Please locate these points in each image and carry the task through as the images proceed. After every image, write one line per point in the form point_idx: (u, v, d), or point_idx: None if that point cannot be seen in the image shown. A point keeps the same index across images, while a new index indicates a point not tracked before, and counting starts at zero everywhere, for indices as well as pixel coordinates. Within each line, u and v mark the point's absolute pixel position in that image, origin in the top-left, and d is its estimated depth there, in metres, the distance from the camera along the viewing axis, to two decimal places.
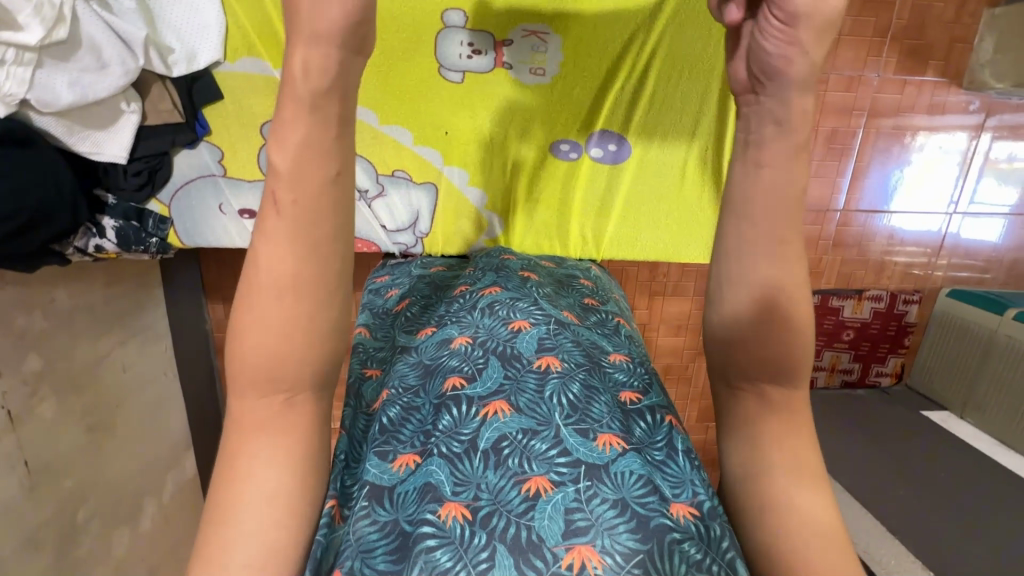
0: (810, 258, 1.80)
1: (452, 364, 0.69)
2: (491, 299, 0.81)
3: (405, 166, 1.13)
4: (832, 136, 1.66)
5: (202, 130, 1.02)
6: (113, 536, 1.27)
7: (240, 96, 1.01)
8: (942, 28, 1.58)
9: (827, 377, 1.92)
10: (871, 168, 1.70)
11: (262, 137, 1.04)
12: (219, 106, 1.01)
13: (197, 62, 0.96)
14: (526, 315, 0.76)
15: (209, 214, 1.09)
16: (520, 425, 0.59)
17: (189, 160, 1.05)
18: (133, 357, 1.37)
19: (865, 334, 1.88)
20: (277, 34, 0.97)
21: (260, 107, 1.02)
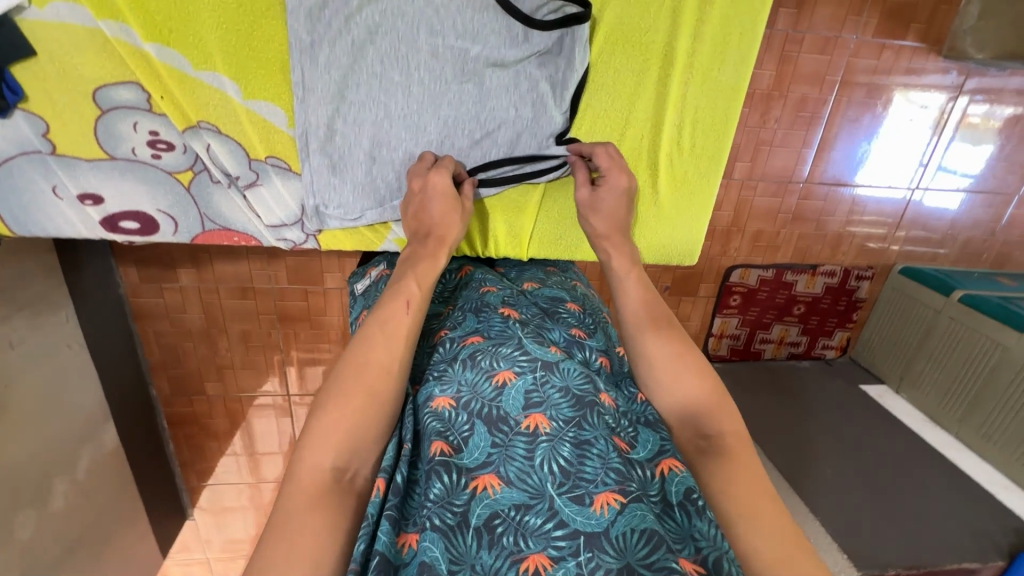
0: (767, 231, 1.74)
1: (435, 429, 0.70)
2: (470, 348, 0.79)
3: (280, 152, 0.93)
4: (801, 103, 1.55)
5: (13, 96, 0.83)
6: (16, 520, 1.20)
7: (58, 50, 0.82)
8: None
9: (774, 349, 1.92)
10: (839, 140, 1.62)
11: (95, 105, 0.87)
12: (34, 64, 0.82)
13: None
14: (508, 365, 0.75)
15: (43, 199, 0.93)
16: (512, 500, 0.63)
17: (2, 132, 0.86)
18: (24, 333, 1.24)
19: (815, 309, 1.87)
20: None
21: (89, 67, 0.84)
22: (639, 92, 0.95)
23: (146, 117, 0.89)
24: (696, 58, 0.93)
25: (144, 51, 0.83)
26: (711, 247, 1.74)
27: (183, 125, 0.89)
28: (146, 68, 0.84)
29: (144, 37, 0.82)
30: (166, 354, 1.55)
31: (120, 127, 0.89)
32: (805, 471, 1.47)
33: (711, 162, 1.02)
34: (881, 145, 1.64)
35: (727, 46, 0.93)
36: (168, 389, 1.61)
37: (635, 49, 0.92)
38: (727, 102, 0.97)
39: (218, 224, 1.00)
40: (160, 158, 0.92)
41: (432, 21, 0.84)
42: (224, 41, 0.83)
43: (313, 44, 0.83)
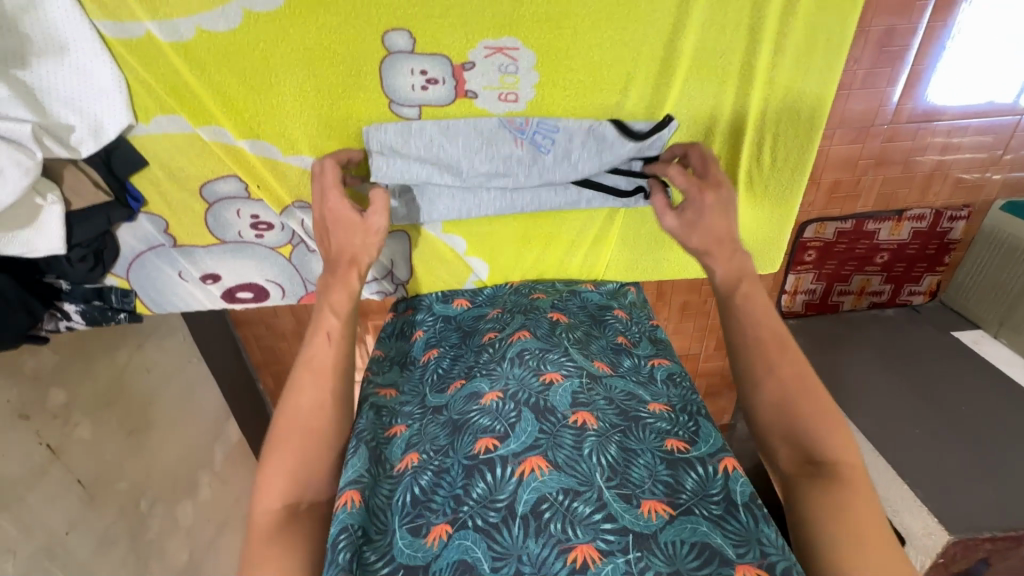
0: (846, 181, 1.62)
1: (481, 422, 0.75)
2: (520, 346, 0.85)
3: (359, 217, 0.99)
4: (885, 38, 1.38)
5: (137, 203, 0.95)
6: (177, 512, 1.40)
7: (164, 158, 0.91)
8: None
9: (853, 299, 1.85)
10: (928, 72, 1.44)
11: (203, 198, 0.96)
12: (146, 172, 0.92)
13: (105, 132, 0.84)
14: (555, 367, 0.80)
15: (173, 282, 1.08)
16: (560, 485, 0.66)
17: (133, 232, 1.00)
18: (154, 358, 1.39)
19: (901, 256, 1.76)
20: (188, 88, 0.83)
21: (192, 168, 0.92)
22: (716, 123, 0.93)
23: (246, 204, 0.98)
24: (778, 75, 0.88)
25: (237, 147, 0.90)
26: None
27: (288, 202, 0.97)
28: (238, 162, 0.91)
29: (237, 135, 0.88)
30: (267, 355, 1.65)
31: (226, 215, 0.99)
32: (898, 433, 1.44)
33: (793, 176, 0.99)
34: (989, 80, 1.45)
35: (814, 56, 0.86)
36: (273, 385, 1.74)
37: (715, 79, 0.88)
38: (812, 115, 0.92)
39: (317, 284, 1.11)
40: (264, 236, 1.03)
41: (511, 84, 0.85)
42: (307, 129, 0.88)
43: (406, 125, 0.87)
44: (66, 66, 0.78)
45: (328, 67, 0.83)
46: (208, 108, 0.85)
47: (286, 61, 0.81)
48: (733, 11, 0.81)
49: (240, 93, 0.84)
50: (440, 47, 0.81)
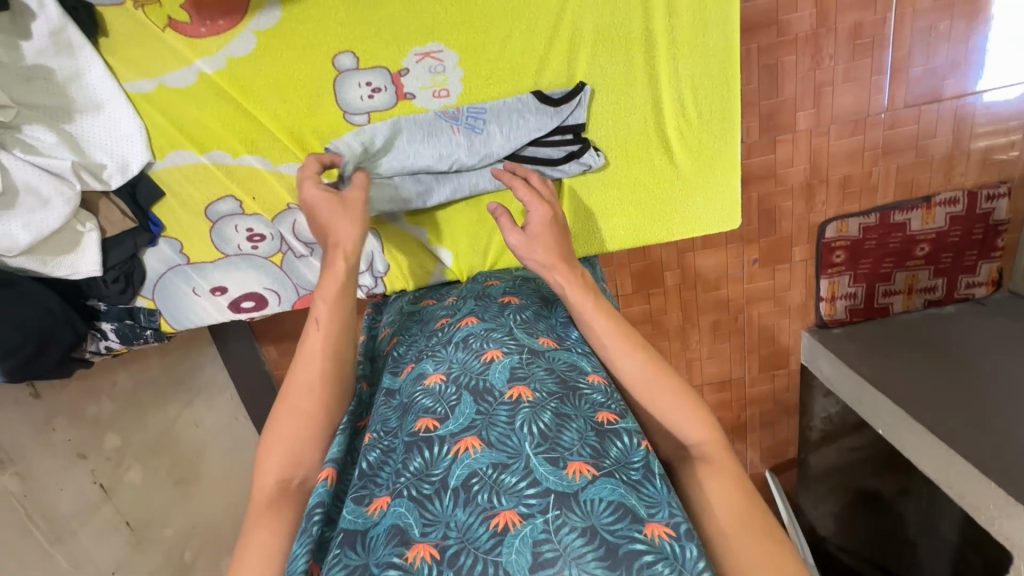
0: (859, 175, 1.09)
1: (423, 403, 0.59)
2: (465, 332, 0.67)
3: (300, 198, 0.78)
4: (857, 28, 0.96)
5: (157, 229, 0.80)
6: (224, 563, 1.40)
7: (185, 193, 0.78)
8: None
9: (903, 304, 1.21)
10: (916, 59, 0.99)
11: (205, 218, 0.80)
12: (168, 211, 0.79)
13: (131, 169, 0.74)
14: (496, 343, 0.63)
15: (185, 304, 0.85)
16: (490, 459, 0.51)
17: (157, 258, 0.82)
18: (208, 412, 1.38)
19: (949, 245, 1.15)
20: (156, 129, 0.74)
21: (196, 191, 0.78)
22: (616, 95, 0.74)
23: (243, 220, 0.80)
24: (677, 25, 0.70)
25: (203, 164, 0.76)
26: (792, 207, 1.12)
27: (280, 207, 0.78)
28: (224, 178, 0.77)
29: (200, 150, 0.76)
30: None
31: (224, 235, 0.81)
32: None
33: (723, 126, 0.76)
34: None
35: (706, 4, 0.69)
36: None
37: (613, 43, 0.71)
38: (722, 66, 0.72)
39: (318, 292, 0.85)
40: (257, 248, 0.82)
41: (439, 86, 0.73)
42: (290, 118, 0.74)
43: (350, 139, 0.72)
44: (94, 110, 0.71)
45: (297, 74, 0.71)
46: (172, 133, 0.74)
47: (233, 99, 0.73)
48: None
49: (193, 114, 0.73)
50: (380, 56, 0.71)
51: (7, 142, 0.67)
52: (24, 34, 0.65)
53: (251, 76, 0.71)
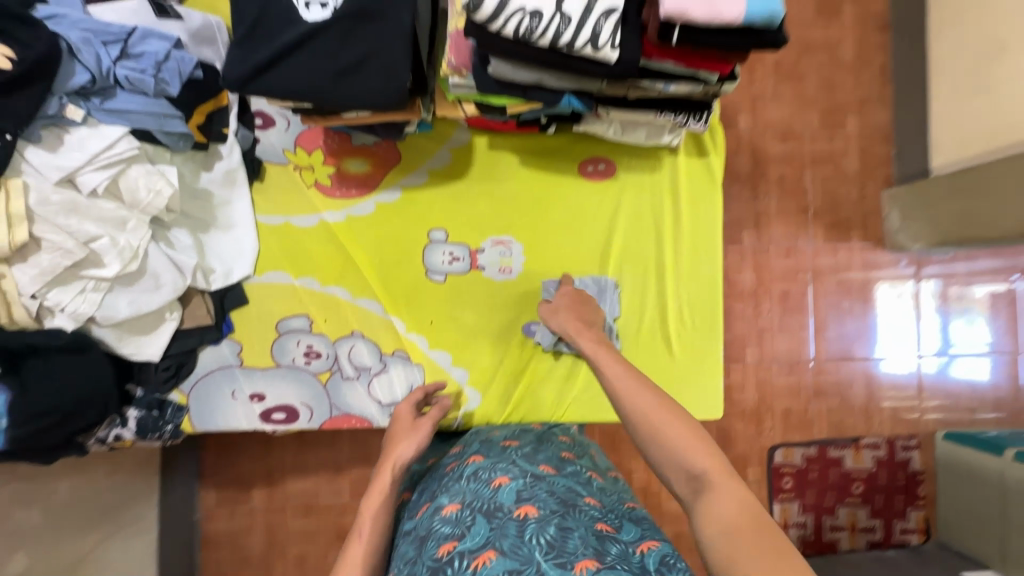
0: (797, 408, 1.31)
1: (442, 529, 0.62)
2: (473, 466, 0.73)
3: (364, 326, 0.91)
4: (786, 297, 1.30)
5: (227, 328, 0.89)
6: None
7: (266, 306, 0.90)
8: (853, 141, 1.29)
9: (849, 539, 1.31)
10: (829, 324, 1.31)
11: (275, 329, 0.90)
12: (245, 317, 0.89)
13: (233, 276, 0.88)
14: (502, 471, 0.69)
15: (219, 404, 0.88)
16: (506, 567, 0.55)
17: (214, 356, 0.89)
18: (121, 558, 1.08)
19: (877, 488, 1.31)
20: (265, 249, 0.90)
21: (274, 307, 0.90)
22: (632, 298, 0.97)
23: (309, 336, 0.90)
24: (679, 260, 0.97)
25: (293, 285, 0.90)
26: (744, 427, 1.29)
27: (345, 332, 0.90)
28: (299, 301, 0.90)
29: (294, 274, 0.90)
30: None
31: (288, 346, 0.90)
32: None
33: (710, 334, 0.98)
34: (943, 306, 1.32)
35: (698, 250, 0.97)
36: None
37: (634, 263, 0.97)
38: (709, 295, 0.98)
39: (353, 418, 0.90)
40: (309, 364, 0.90)
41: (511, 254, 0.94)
42: (377, 264, 0.92)
43: (438, 259, 0.93)
44: (224, 228, 0.87)
45: (394, 234, 0.92)
46: (276, 255, 0.90)
47: (337, 241, 0.91)
48: (643, 221, 0.97)
49: (301, 247, 0.90)
50: (466, 237, 0.93)
51: (155, 236, 0.80)
52: (207, 168, 0.85)
53: (359, 229, 0.91)
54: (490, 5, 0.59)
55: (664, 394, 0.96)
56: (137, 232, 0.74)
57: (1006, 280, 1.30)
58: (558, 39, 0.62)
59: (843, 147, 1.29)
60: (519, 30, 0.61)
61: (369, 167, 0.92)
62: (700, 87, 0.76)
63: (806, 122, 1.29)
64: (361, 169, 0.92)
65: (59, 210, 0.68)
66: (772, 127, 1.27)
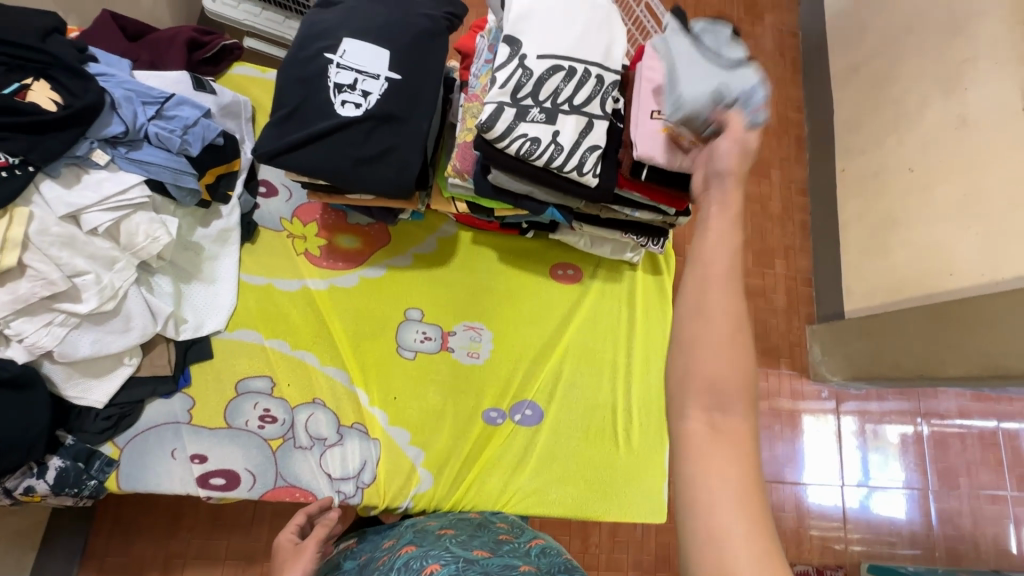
0: None
1: None
2: (404, 557, 0.66)
3: (325, 394, 0.91)
4: None
5: (183, 382, 0.86)
6: None
7: (230, 364, 0.89)
8: (779, 280, 1.46)
9: None
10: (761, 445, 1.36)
11: (233, 388, 0.88)
12: (206, 372, 0.88)
13: (203, 329, 0.88)
14: (433, 558, 0.63)
15: (155, 462, 0.83)
16: None
17: (160, 410, 0.85)
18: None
19: None
20: (242, 306, 0.91)
21: (237, 365, 0.89)
22: (589, 396, 1.00)
23: (269, 399, 0.89)
24: (633, 363, 1.03)
25: (262, 345, 0.91)
26: None
27: (306, 399, 0.90)
28: (264, 361, 0.90)
29: (265, 334, 0.91)
30: None
31: (243, 408, 0.88)
32: None
33: (658, 438, 1.00)
34: (862, 441, 1.40)
35: (651, 356, 1.04)
36: None
37: (592, 362, 1.02)
38: (658, 403, 1.02)
39: (296, 492, 0.86)
40: (262, 428, 0.87)
41: (478, 339, 0.99)
42: (349, 334, 0.94)
43: (410, 336, 0.97)
44: (206, 282, 0.89)
45: (370, 306, 0.96)
46: (251, 314, 0.91)
47: (313, 307, 0.94)
48: (603, 325, 1.05)
49: (276, 309, 0.92)
50: (440, 319, 0.99)
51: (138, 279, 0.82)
52: (203, 224, 0.89)
53: (338, 298, 0.95)
54: (499, 128, 0.71)
55: (611, 494, 0.96)
56: (126, 273, 0.76)
57: (911, 422, 1.42)
58: (550, 162, 0.73)
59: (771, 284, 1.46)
60: (520, 150, 0.72)
61: (358, 244, 0.98)
62: (660, 216, 0.90)
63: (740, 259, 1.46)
64: (351, 244, 0.98)
65: (54, 242, 0.70)
66: None
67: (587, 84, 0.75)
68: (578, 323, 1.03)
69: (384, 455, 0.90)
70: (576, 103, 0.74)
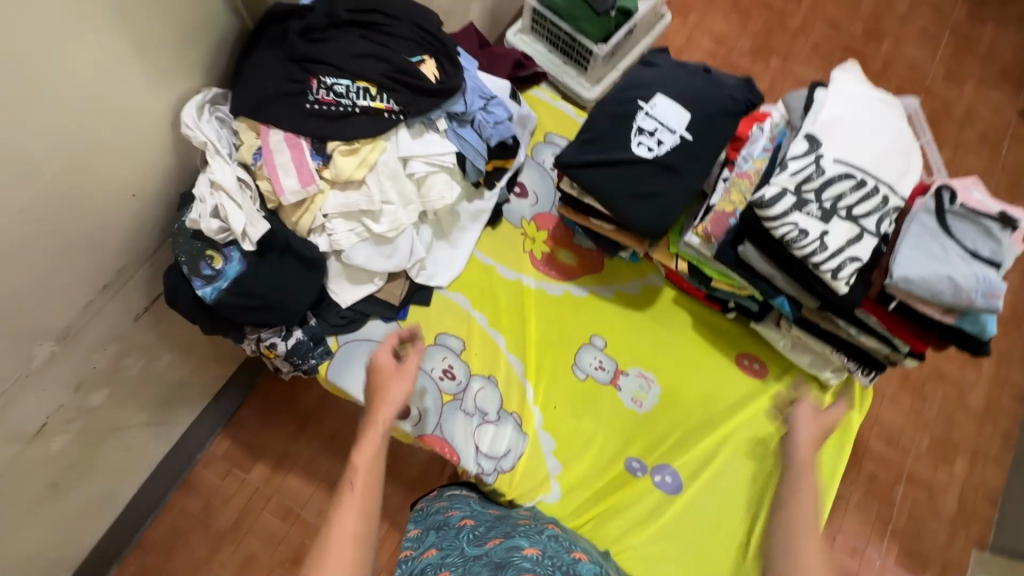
0: None
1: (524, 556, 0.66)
2: (551, 533, 0.78)
3: (498, 373, 1.00)
4: None
5: (401, 314, 1.01)
6: None
7: (439, 316, 1.02)
8: (960, 481, 1.25)
9: None
10: None
11: (431, 337, 1.01)
12: (420, 314, 1.02)
13: (433, 280, 1.02)
14: (581, 550, 0.74)
15: (356, 368, 0.96)
16: None
17: (376, 329, 0.99)
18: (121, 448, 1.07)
19: None
20: (467, 276, 1.05)
21: (444, 319, 1.02)
22: (732, 494, 0.96)
23: (455, 359, 1.00)
24: (791, 485, 0.96)
25: (469, 313, 1.03)
26: None
27: (484, 372, 0.99)
28: (464, 326, 1.02)
29: (474, 305, 1.04)
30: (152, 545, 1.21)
31: (433, 357, 0.99)
32: None
33: None
34: None
35: (814, 486, 0.96)
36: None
37: (747, 462, 0.98)
38: None
39: (447, 447, 0.95)
40: (442, 380, 0.98)
41: (647, 390, 1.01)
42: (538, 335, 1.03)
43: (588, 358, 1.02)
44: (449, 244, 1.05)
45: (564, 319, 1.04)
46: (469, 285, 1.05)
47: (518, 299, 1.04)
48: (772, 431, 1.00)
49: (489, 288, 1.05)
50: (619, 356, 1.03)
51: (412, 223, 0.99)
52: (469, 199, 1.05)
53: (540, 300, 1.05)
54: (776, 210, 0.76)
55: None
56: (410, 215, 0.92)
57: None
58: (808, 254, 0.76)
59: (947, 479, 1.25)
60: (786, 235, 0.76)
61: (575, 262, 1.08)
62: (886, 348, 0.87)
63: (917, 436, 1.28)
64: (568, 260, 1.08)
65: (388, 173, 0.88)
66: (881, 422, 1.29)
67: (872, 199, 0.77)
68: (748, 419, 1.00)
69: (527, 453, 0.96)
70: (855, 213, 0.77)
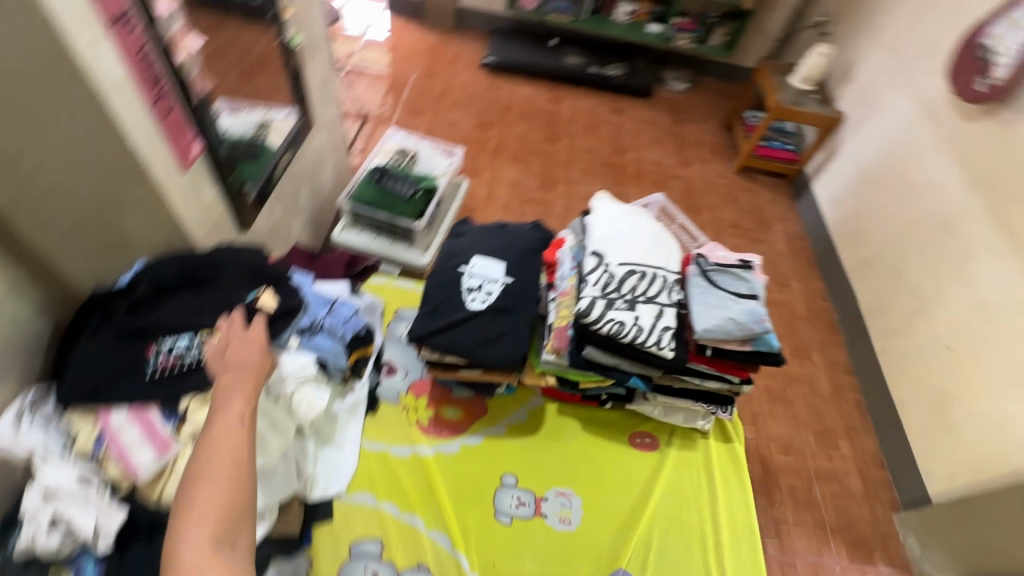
0: None
1: None
2: None
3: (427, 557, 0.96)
4: None
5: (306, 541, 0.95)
6: None
7: (347, 524, 0.97)
8: (849, 461, 1.43)
9: None
10: None
11: (347, 552, 0.95)
12: (327, 531, 0.97)
13: (330, 489, 0.99)
14: None
15: None
16: None
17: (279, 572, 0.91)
18: None
19: None
20: (363, 470, 1.03)
21: (353, 526, 0.97)
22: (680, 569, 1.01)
23: (378, 563, 0.95)
24: (721, 535, 1.05)
25: (377, 507, 1.00)
26: None
27: (412, 563, 0.95)
28: (376, 523, 0.98)
29: (379, 496, 1.01)
30: None
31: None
32: None
33: None
34: None
35: (737, 528, 1.07)
36: None
37: (679, 531, 1.04)
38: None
39: None
40: None
41: (570, 504, 1.05)
42: (451, 497, 1.03)
43: (506, 499, 1.04)
44: (335, 446, 1.04)
45: (470, 471, 1.07)
46: (368, 478, 1.03)
47: (421, 470, 1.05)
48: (685, 493, 1.09)
49: (389, 472, 1.04)
50: (533, 484, 1.07)
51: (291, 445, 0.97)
52: (342, 396, 1.07)
53: (442, 462, 1.06)
54: (594, 314, 0.94)
55: None
56: (283, 438, 0.89)
57: None
58: (634, 339, 0.93)
59: (842, 466, 1.42)
60: (610, 331, 0.93)
61: (460, 414, 1.14)
62: (726, 385, 1.04)
63: (803, 439, 1.45)
64: (454, 415, 1.13)
65: None
66: (773, 439, 1.44)
67: (656, 282, 1.00)
68: (663, 492, 1.08)
69: None
70: (651, 297, 0.97)
